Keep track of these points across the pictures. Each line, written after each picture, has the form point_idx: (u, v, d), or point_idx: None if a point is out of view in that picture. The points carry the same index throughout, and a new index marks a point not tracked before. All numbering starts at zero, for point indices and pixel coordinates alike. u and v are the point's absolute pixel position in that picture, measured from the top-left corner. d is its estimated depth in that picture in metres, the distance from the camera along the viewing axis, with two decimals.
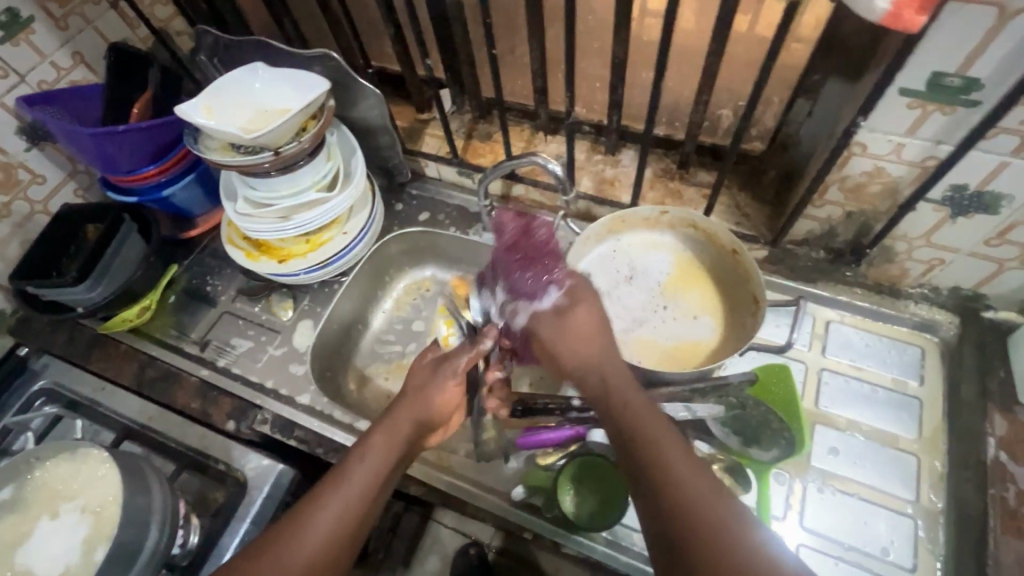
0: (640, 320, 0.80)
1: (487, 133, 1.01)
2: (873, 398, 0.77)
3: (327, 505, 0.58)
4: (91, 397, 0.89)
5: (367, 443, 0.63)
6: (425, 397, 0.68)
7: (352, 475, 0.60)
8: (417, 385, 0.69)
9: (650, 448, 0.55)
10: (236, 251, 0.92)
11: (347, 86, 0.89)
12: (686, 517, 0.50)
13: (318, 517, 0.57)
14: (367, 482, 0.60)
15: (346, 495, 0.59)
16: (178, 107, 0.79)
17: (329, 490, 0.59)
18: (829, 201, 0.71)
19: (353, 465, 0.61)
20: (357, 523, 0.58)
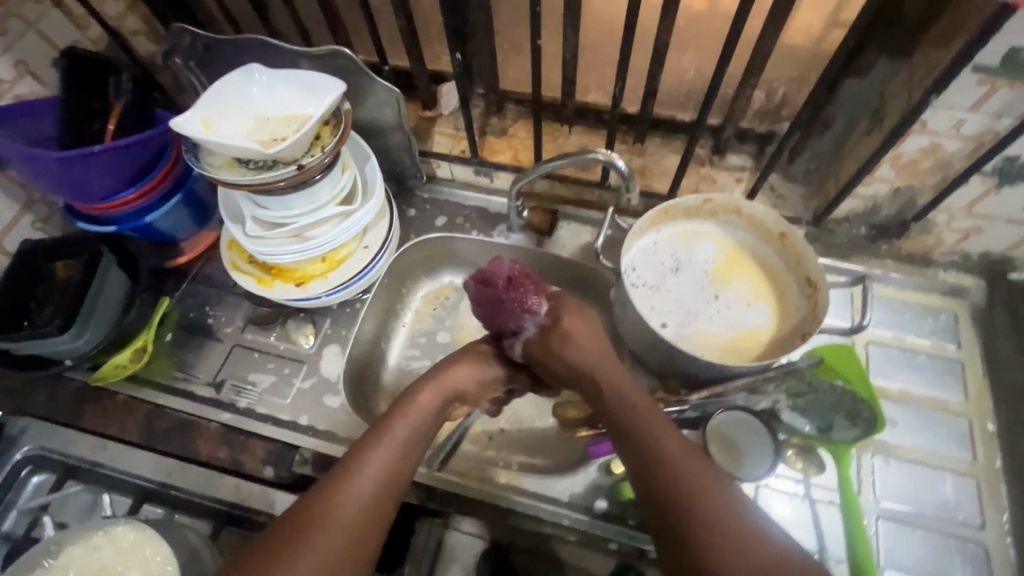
0: (696, 314, 0.78)
1: (501, 128, 0.96)
2: (919, 366, 0.79)
3: (368, 469, 0.62)
4: (91, 459, 0.78)
5: (402, 410, 0.68)
6: (460, 371, 0.73)
7: (387, 441, 0.65)
8: (450, 360, 0.74)
9: (636, 416, 0.62)
10: (245, 277, 0.83)
11: (356, 86, 0.81)
12: (670, 468, 0.57)
13: (359, 480, 0.61)
14: (403, 447, 0.65)
15: (384, 458, 0.63)
16: (173, 120, 0.69)
17: (368, 456, 0.63)
18: (878, 178, 0.72)
19: (389, 431, 0.66)
20: (393, 486, 0.63)
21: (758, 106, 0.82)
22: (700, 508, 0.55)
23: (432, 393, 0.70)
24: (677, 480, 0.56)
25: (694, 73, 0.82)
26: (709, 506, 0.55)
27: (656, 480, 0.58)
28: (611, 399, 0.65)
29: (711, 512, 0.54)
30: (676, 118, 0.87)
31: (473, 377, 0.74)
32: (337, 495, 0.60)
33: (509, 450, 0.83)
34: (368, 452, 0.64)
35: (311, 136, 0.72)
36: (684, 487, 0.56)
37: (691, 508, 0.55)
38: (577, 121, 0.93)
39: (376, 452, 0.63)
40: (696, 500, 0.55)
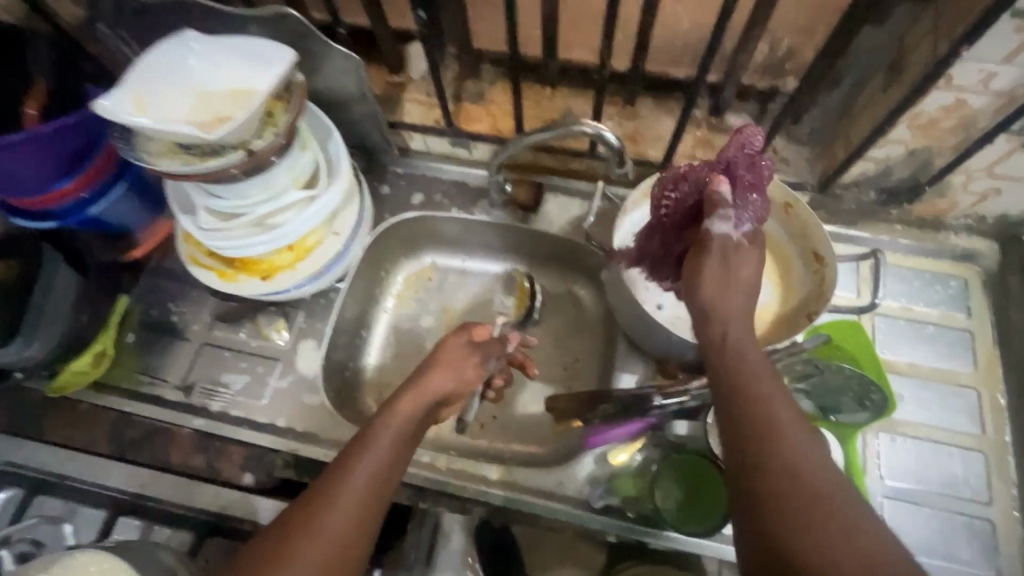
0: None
1: (478, 93, 0.87)
2: (928, 338, 0.75)
3: (352, 482, 0.56)
4: (58, 472, 0.74)
5: (392, 413, 0.62)
6: (438, 377, 0.67)
7: (375, 448, 0.59)
8: (434, 363, 0.68)
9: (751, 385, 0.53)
10: (205, 271, 0.76)
11: (310, 52, 0.72)
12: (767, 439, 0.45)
13: (343, 492, 0.55)
14: (389, 458, 0.59)
15: (371, 468, 0.58)
16: (97, 104, 0.60)
17: (353, 464, 0.57)
18: (893, 140, 0.65)
19: (376, 440, 0.60)
20: (380, 495, 0.57)
21: (761, 59, 0.74)
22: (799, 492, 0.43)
23: (413, 399, 0.64)
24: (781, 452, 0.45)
25: (690, 25, 0.73)
26: (811, 491, 0.43)
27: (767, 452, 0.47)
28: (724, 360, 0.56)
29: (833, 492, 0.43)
30: (670, 75, 0.79)
31: (458, 379, 0.68)
32: (321, 507, 0.54)
33: (501, 439, 0.80)
34: (352, 460, 0.58)
35: (261, 114, 0.64)
36: (785, 462, 0.44)
37: (792, 491, 0.43)
38: (562, 83, 0.84)
39: (363, 459, 0.57)
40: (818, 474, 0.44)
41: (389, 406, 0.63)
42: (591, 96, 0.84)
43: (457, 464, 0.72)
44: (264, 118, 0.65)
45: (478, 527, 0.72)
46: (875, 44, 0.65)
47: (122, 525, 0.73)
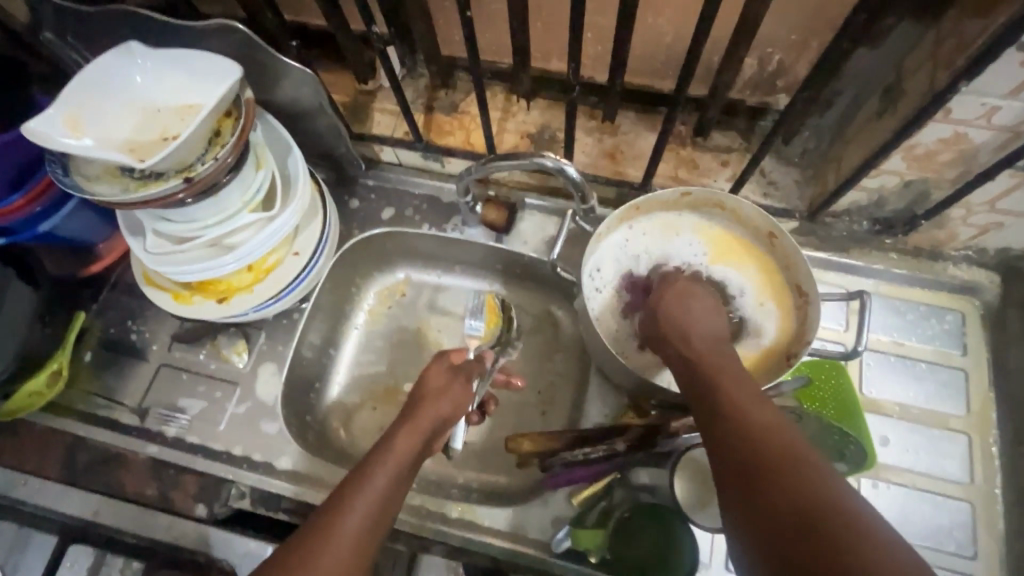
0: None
1: (451, 104, 0.82)
2: (919, 377, 0.71)
3: (352, 510, 0.54)
4: (12, 496, 0.72)
5: (389, 448, 0.59)
6: (431, 408, 0.62)
7: (374, 477, 0.56)
8: (425, 392, 0.64)
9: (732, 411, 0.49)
10: (160, 292, 0.73)
11: (264, 64, 0.67)
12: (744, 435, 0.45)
13: (344, 523, 0.53)
14: (387, 490, 0.56)
15: (367, 505, 0.55)
16: (27, 126, 0.56)
17: (353, 498, 0.55)
18: (887, 171, 0.61)
19: (373, 474, 0.57)
20: (378, 526, 0.54)
21: (748, 75, 0.69)
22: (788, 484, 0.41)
23: (410, 435, 0.60)
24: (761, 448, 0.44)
25: (673, 37, 0.67)
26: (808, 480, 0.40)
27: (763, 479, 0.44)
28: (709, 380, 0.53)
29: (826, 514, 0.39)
30: (652, 88, 0.74)
31: (453, 405, 0.64)
32: (327, 535, 0.52)
33: (469, 467, 0.78)
34: (352, 494, 0.55)
35: (206, 133, 0.60)
36: (769, 456, 0.43)
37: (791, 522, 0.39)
38: (538, 94, 0.79)
39: (366, 488, 0.55)
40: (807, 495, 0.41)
41: (386, 439, 0.60)
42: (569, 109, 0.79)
43: (416, 501, 0.70)
44: (209, 138, 0.61)
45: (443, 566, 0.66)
46: (870, 65, 0.60)
47: (72, 554, 0.70)
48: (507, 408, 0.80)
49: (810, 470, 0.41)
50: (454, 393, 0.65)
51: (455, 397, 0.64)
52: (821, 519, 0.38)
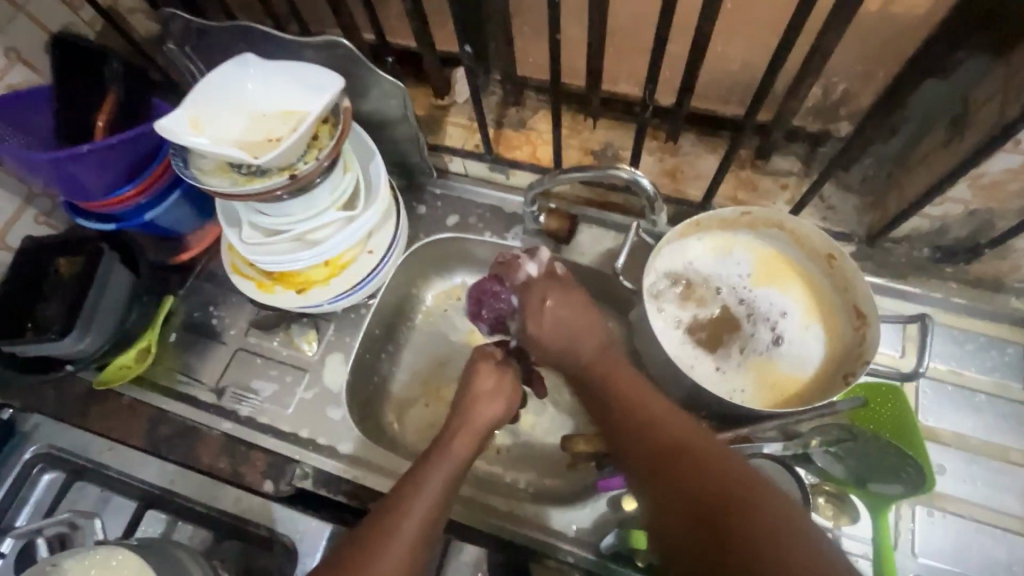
0: (738, 339, 0.70)
1: (520, 120, 0.88)
2: (979, 408, 0.70)
3: (409, 514, 0.59)
4: (97, 461, 0.79)
5: (445, 453, 0.64)
6: (484, 409, 0.68)
7: (428, 484, 0.62)
8: (475, 396, 0.69)
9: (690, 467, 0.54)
10: (245, 281, 0.79)
11: (359, 77, 0.74)
12: (681, 481, 0.54)
13: (398, 534, 0.58)
14: (440, 495, 0.61)
15: (423, 507, 0.60)
16: (158, 123, 0.64)
17: (407, 504, 0.60)
18: (952, 199, 0.62)
19: (427, 480, 0.62)
20: (434, 525, 0.60)
21: (812, 103, 0.71)
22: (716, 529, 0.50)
23: (464, 440, 0.66)
24: (691, 495, 0.52)
25: (740, 64, 0.71)
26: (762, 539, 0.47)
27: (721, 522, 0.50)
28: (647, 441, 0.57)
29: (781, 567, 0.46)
30: (716, 113, 0.78)
31: (507, 403, 0.70)
32: (380, 547, 0.57)
33: (517, 467, 0.80)
34: (407, 495, 0.61)
35: (308, 137, 0.66)
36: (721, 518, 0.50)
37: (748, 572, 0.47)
38: (604, 114, 0.84)
39: (418, 498, 0.60)
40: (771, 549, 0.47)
41: (441, 446, 0.65)
42: (632, 129, 0.83)
43: (465, 493, 0.72)
44: (310, 142, 0.67)
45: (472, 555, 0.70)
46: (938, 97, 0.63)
47: (149, 519, 0.76)
48: (556, 413, 0.82)
49: (771, 520, 0.48)
50: (503, 397, 0.70)
51: (504, 402, 0.70)
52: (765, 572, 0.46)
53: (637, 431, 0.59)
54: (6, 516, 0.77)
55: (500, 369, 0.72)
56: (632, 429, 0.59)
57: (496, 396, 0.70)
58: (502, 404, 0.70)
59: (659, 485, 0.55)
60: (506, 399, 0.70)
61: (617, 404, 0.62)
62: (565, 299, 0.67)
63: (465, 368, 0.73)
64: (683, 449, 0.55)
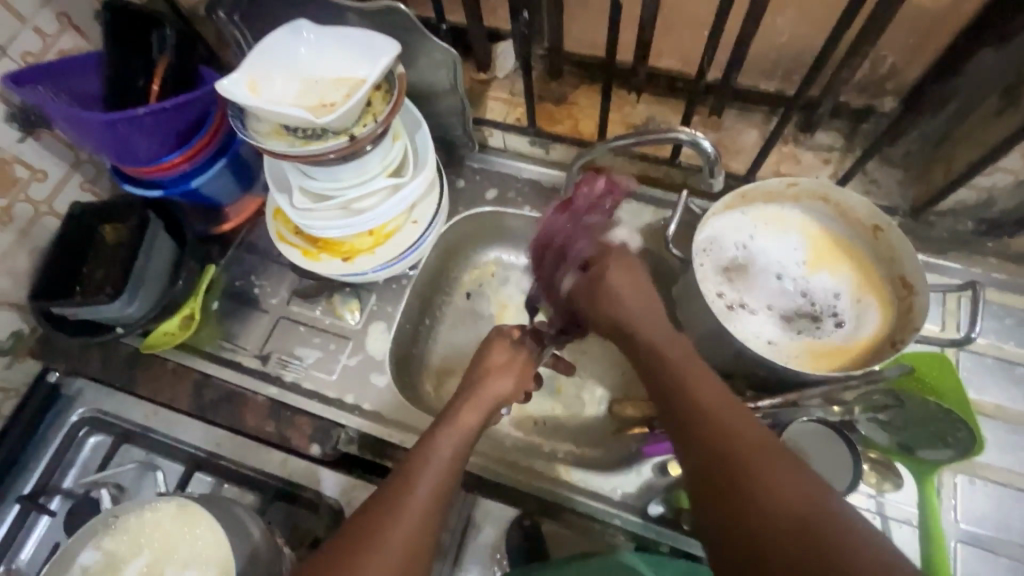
0: (793, 315, 0.70)
1: (561, 96, 0.89)
2: (1019, 380, 0.71)
3: (424, 480, 0.57)
4: (143, 424, 0.80)
5: (454, 421, 0.64)
6: (496, 381, 0.69)
7: (439, 458, 0.60)
8: (488, 370, 0.71)
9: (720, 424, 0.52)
10: (291, 248, 0.80)
11: (411, 46, 0.74)
12: (728, 467, 0.49)
13: (411, 503, 0.55)
14: (452, 464, 0.60)
15: (435, 479, 0.58)
16: (218, 83, 0.64)
17: (417, 475, 0.58)
18: (1002, 168, 0.63)
19: (437, 450, 0.60)
20: (444, 501, 0.58)
21: (859, 78, 0.72)
22: (782, 519, 0.44)
23: (473, 411, 0.65)
24: (745, 482, 0.47)
25: (789, 38, 0.72)
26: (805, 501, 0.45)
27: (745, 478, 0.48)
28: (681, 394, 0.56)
29: (826, 533, 0.42)
30: (760, 88, 0.78)
31: (516, 381, 0.71)
32: (390, 524, 0.53)
33: (556, 437, 0.82)
34: (419, 469, 0.58)
35: (363, 103, 0.67)
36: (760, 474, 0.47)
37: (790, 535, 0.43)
38: (646, 89, 0.84)
39: (433, 461, 0.59)
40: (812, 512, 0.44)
41: (448, 416, 0.64)
42: (675, 104, 0.83)
43: (510, 458, 0.74)
44: (365, 107, 0.68)
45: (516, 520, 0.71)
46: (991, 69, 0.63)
47: (195, 481, 0.78)
48: (593, 384, 0.84)
49: (811, 484, 0.46)
50: (513, 371, 0.71)
51: (516, 376, 0.71)
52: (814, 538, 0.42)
53: (681, 407, 0.55)
54: (53, 477, 0.78)
55: (516, 348, 0.74)
56: (675, 405, 0.55)
57: (507, 371, 0.71)
58: (510, 378, 0.70)
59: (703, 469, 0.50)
60: (518, 379, 0.71)
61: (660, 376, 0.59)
62: (629, 275, 0.68)
63: (480, 342, 0.75)
64: (725, 429, 0.51)
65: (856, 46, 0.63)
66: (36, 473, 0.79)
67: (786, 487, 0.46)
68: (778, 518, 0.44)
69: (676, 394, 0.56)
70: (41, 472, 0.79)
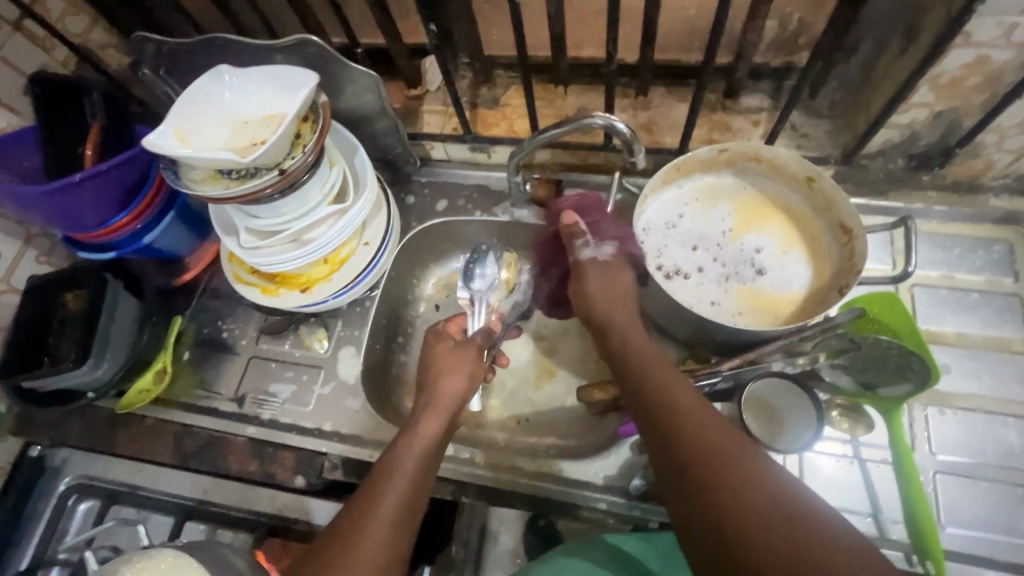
0: (722, 282, 0.71)
1: (493, 98, 0.90)
2: (973, 305, 0.72)
3: (388, 495, 0.57)
4: (129, 482, 0.82)
5: (414, 432, 0.64)
6: (451, 380, 0.70)
7: (400, 470, 0.60)
8: (438, 373, 0.71)
9: (696, 433, 0.52)
10: (250, 288, 0.81)
11: (333, 73, 0.76)
12: (714, 482, 0.48)
13: (377, 517, 0.56)
14: (415, 475, 0.60)
15: (399, 491, 0.58)
16: (145, 139, 0.65)
17: (382, 491, 0.58)
18: (917, 104, 0.65)
19: (399, 462, 0.61)
20: (413, 509, 0.58)
21: (771, 38, 0.74)
22: (760, 527, 0.45)
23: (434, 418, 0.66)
24: (729, 494, 0.48)
25: (696, 9, 0.74)
26: (792, 514, 0.46)
27: (722, 490, 0.48)
28: (655, 401, 0.56)
29: (813, 547, 0.44)
30: (680, 62, 0.80)
31: (469, 374, 0.71)
32: (357, 541, 0.54)
33: (539, 432, 0.83)
34: (382, 481, 0.59)
35: (290, 136, 0.67)
36: (740, 484, 0.48)
37: (775, 541, 0.44)
38: (573, 80, 0.86)
39: (395, 477, 0.59)
40: (803, 525, 0.45)
41: (409, 427, 0.65)
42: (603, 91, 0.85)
43: (495, 458, 0.75)
44: (294, 139, 0.68)
45: (529, 522, 0.74)
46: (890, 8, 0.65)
47: (189, 529, 0.80)
48: (567, 376, 0.85)
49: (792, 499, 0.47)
50: (462, 362, 0.72)
51: (467, 364, 0.72)
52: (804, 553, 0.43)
53: (654, 409, 0.56)
54: (48, 548, 0.79)
55: (461, 345, 0.74)
56: (660, 415, 0.55)
57: (454, 367, 0.71)
58: (462, 377, 0.70)
59: (690, 494, 0.50)
60: (470, 366, 0.72)
61: (638, 383, 0.59)
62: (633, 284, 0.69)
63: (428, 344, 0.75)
64: (714, 445, 0.51)
65: (754, 8, 0.64)
66: (31, 546, 0.80)
67: (776, 500, 0.47)
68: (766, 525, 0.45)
69: (657, 412, 0.55)
70: (36, 544, 0.80)
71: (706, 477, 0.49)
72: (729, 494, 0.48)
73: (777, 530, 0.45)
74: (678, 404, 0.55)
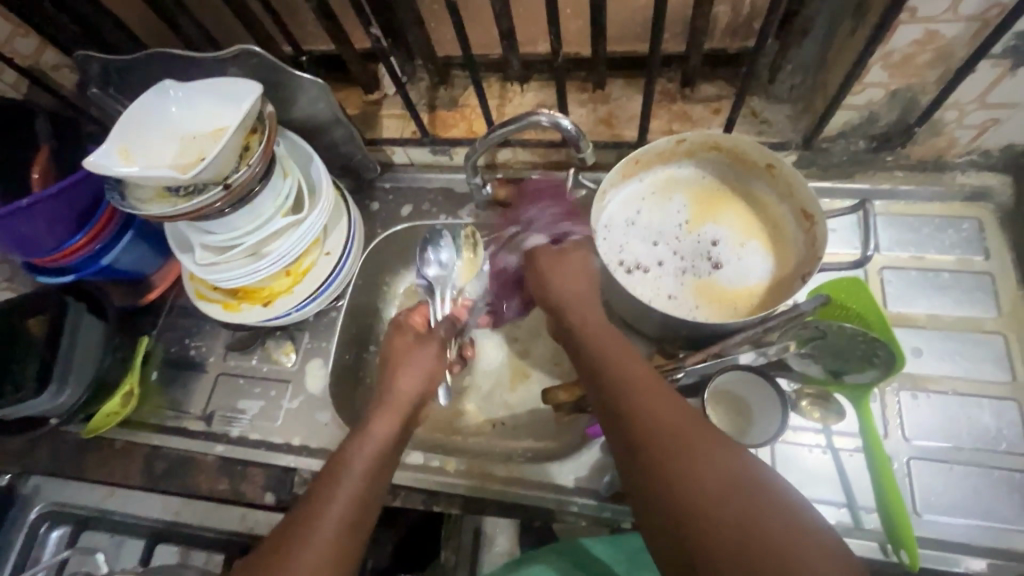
0: (680, 276, 0.70)
1: (452, 100, 0.89)
2: (944, 286, 0.71)
3: (340, 493, 0.57)
4: (100, 507, 0.81)
5: (364, 432, 0.64)
6: (406, 378, 0.69)
7: (351, 470, 0.59)
8: (396, 370, 0.71)
9: (653, 416, 0.51)
10: (211, 305, 0.80)
11: (281, 83, 0.75)
12: (666, 462, 0.48)
13: (325, 517, 0.55)
14: (366, 473, 0.60)
15: (350, 491, 0.57)
16: (88, 159, 0.64)
17: (330, 492, 0.57)
18: (871, 83, 0.63)
19: (349, 461, 0.60)
20: (365, 507, 0.57)
21: (724, 24, 0.73)
22: (710, 503, 0.45)
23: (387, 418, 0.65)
24: (680, 471, 0.47)
25: None
26: (743, 489, 0.46)
27: (673, 469, 0.47)
28: (610, 386, 0.56)
29: (766, 521, 0.43)
30: (636, 54, 0.79)
31: (426, 376, 0.71)
32: (305, 540, 0.53)
33: (513, 436, 0.82)
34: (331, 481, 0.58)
35: (236, 149, 0.66)
36: (692, 462, 0.47)
37: (727, 518, 0.44)
38: (531, 77, 0.84)
39: (345, 477, 0.58)
40: (753, 502, 0.45)
41: (361, 427, 0.64)
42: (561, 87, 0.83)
43: (466, 465, 0.74)
44: (241, 151, 0.67)
45: (523, 525, 0.74)
46: None
47: (161, 551, 0.79)
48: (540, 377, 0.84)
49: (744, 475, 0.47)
50: (420, 358, 0.72)
51: (424, 361, 0.72)
52: (754, 526, 0.43)
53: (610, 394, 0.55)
54: None
55: (422, 338, 0.75)
56: (615, 400, 0.54)
57: (413, 363, 0.71)
58: (421, 377, 0.71)
59: (644, 476, 0.49)
60: (428, 364, 0.72)
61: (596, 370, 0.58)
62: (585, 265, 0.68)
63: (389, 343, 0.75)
64: (667, 427, 0.50)
65: None
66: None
67: (727, 479, 0.46)
68: (718, 501, 0.45)
69: (613, 397, 0.55)
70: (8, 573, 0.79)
71: (659, 458, 0.49)
72: (680, 473, 0.47)
73: (729, 508, 0.44)
74: (632, 389, 0.54)
